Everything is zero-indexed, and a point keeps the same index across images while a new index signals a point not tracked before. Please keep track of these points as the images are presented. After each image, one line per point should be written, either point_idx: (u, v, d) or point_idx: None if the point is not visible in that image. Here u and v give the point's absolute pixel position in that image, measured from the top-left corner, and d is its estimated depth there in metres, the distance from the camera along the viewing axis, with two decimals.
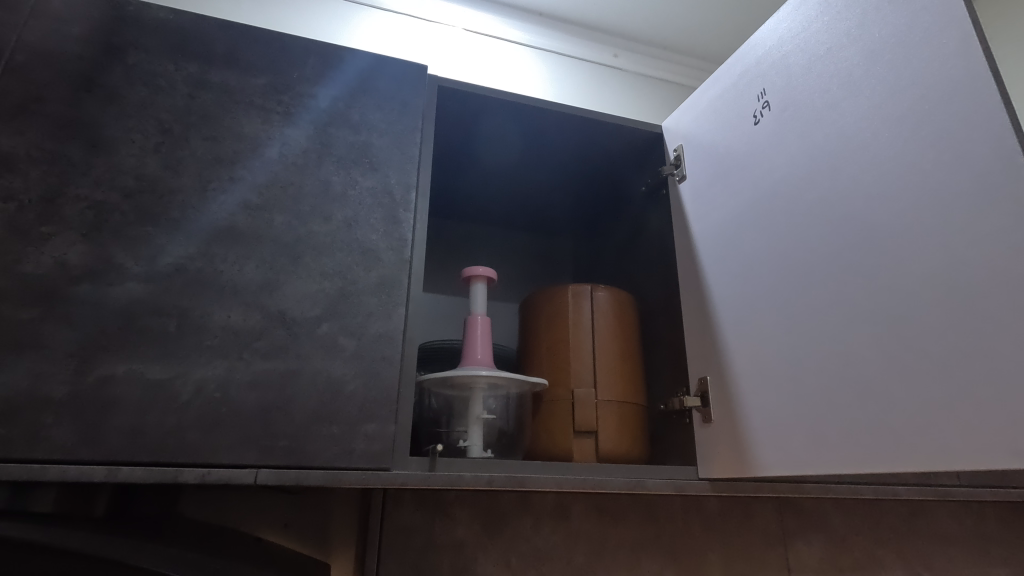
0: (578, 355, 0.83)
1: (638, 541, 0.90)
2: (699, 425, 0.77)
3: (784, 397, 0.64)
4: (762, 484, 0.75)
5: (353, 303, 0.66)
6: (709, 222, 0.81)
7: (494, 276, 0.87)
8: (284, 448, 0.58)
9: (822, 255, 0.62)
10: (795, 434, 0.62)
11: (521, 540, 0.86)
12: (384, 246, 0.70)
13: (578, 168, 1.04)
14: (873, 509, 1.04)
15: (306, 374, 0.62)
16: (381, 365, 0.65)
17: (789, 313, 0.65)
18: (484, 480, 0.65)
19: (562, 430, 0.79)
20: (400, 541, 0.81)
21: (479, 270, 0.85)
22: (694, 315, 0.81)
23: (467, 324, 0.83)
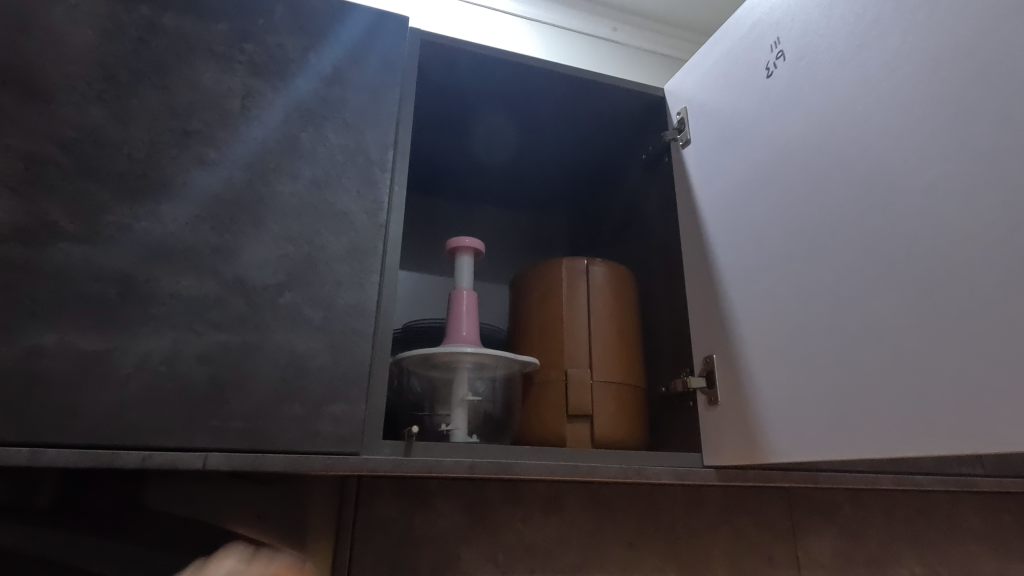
0: (572, 333, 0.76)
1: (633, 534, 0.84)
2: (703, 408, 0.70)
3: (799, 375, 0.57)
4: (774, 473, 0.68)
5: (322, 270, 0.60)
6: (716, 187, 0.74)
7: (481, 248, 0.80)
8: (239, 430, 0.52)
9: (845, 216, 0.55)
10: (814, 417, 0.55)
11: (509, 533, 0.80)
12: (357, 208, 0.63)
13: (574, 138, 0.97)
14: (886, 502, 0.97)
15: (267, 349, 0.55)
16: (352, 338, 0.58)
17: (805, 281, 0.58)
18: (465, 466, 0.59)
19: (554, 414, 0.72)
20: (377, 535, 0.76)
21: (466, 241, 0.78)
22: (699, 289, 0.74)
23: (452, 300, 0.76)
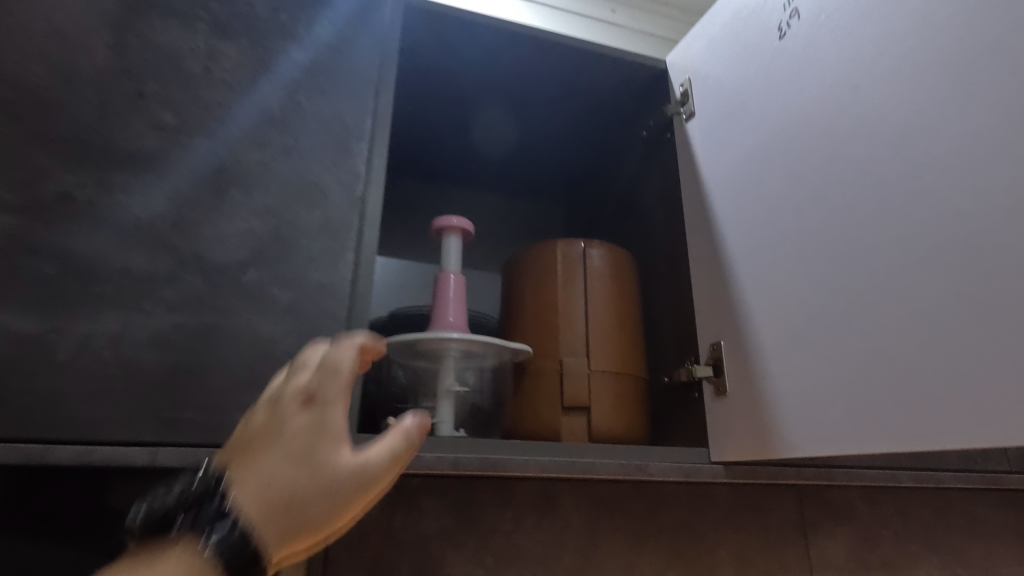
0: (568, 320, 0.71)
1: (635, 536, 0.73)
2: (710, 399, 0.65)
3: (817, 360, 0.52)
4: (786, 469, 0.63)
5: (291, 246, 0.54)
6: (723, 161, 0.68)
7: (471, 229, 0.73)
8: (193, 422, 0.46)
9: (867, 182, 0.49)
10: (834, 406, 0.50)
11: (498, 536, 0.69)
12: (332, 180, 0.58)
13: (570, 115, 0.92)
14: (915, 502, 0.86)
15: (226, 332, 0.49)
16: (323, 321, 0.53)
17: (822, 258, 0.53)
18: (448, 462, 0.54)
19: (548, 406, 0.67)
20: (347, 539, 0.64)
21: (454, 221, 0.72)
22: (704, 271, 0.68)
23: (438, 283, 0.70)
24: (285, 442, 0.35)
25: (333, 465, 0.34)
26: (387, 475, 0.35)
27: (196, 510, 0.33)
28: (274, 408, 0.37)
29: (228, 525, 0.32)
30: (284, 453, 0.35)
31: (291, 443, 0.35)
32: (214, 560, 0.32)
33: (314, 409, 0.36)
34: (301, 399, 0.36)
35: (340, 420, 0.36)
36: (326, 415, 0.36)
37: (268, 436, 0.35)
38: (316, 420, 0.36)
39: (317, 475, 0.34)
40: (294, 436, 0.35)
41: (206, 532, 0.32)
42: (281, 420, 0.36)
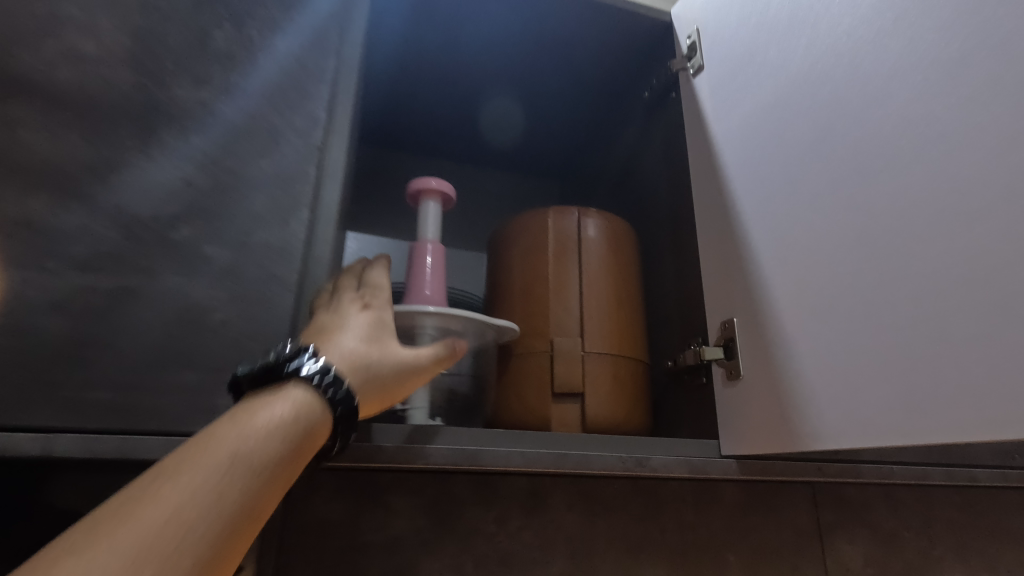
0: (561, 296, 0.63)
1: (634, 540, 0.66)
2: (720, 384, 0.57)
3: (850, 333, 0.43)
4: (806, 464, 0.56)
5: (234, 199, 0.46)
6: (736, 115, 0.60)
7: (451, 194, 0.66)
8: (105, 403, 0.38)
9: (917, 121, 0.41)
10: (871, 391, 0.41)
11: (480, 539, 0.62)
12: (285, 126, 0.50)
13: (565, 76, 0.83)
14: (937, 501, 0.79)
15: (151, 297, 0.41)
16: (270, 287, 0.44)
17: (858, 213, 0.44)
18: (418, 455, 0.46)
19: (537, 391, 0.59)
20: (306, 540, 0.57)
21: (432, 183, 0.64)
22: (713, 241, 0.60)
23: (414, 252, 0.62)
24: (353, 330, 0.41)
25: (398, 351, 0.42)
26: (428, 372, 0.45)
27: (298, 362, 0.36)
28: (333, 307, 0.43)
29: (331, 376, 0.37)
30: (357, 334, 0.41)
31: (360, 330, 0.41)
32: (325, 402, 0.36)
33: (371, 310, 0.43)
34: (359, 300, 0.44)
35: (393, 320, 0.45)
36: (383, 313, 0.44)
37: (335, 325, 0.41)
38: (378, 314, 0.43)
39: (387, 356, 0.41)
40: (363, 322, 0.42)
41: (314, 379, 0.36)
42: (347, 313, 0.42)
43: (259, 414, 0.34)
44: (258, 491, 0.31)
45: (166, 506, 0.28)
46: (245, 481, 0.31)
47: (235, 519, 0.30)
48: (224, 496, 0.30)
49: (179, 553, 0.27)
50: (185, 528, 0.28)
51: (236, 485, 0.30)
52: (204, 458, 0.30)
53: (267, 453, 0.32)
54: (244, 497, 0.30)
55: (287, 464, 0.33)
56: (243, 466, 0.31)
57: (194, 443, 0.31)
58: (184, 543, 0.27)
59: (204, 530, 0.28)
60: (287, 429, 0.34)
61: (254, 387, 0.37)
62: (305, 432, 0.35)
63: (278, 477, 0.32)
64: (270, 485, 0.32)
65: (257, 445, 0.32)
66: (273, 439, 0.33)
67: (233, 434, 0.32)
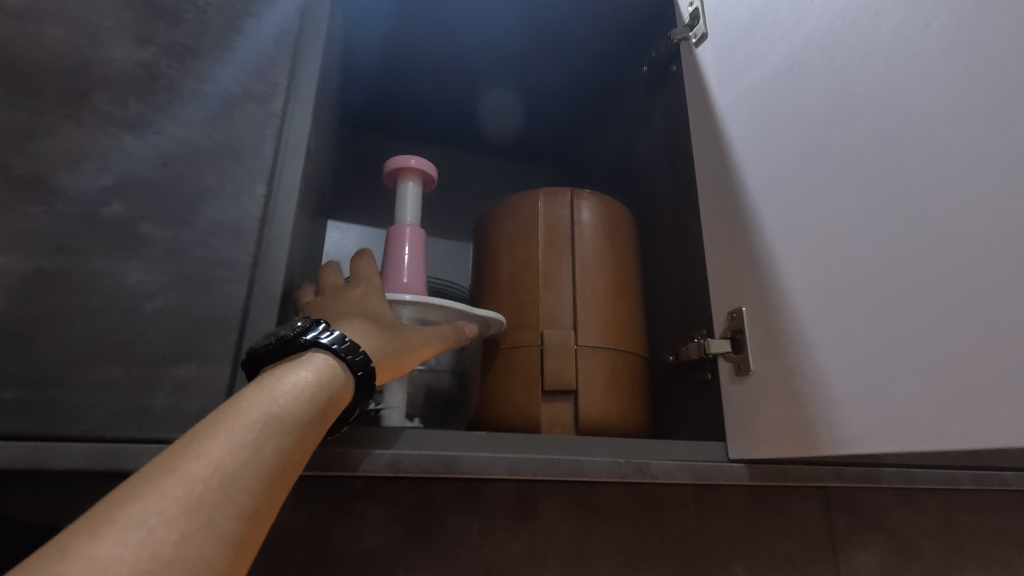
0: (551, 285, 0.57)
1: (633, 550, 0.61)
2: (727, 380, 0.52)
3: (877, 323, 0.38)
4: (822, 468, 0.51)
5: (176, 171, 0.40)
6: (744, 83, 0.54)
7: (433, 174, 0.60)
8: (18, 405, 0.33)
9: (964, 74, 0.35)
10: (906, 387, 0.36)
11: (464, 551, 0.57)
12: (237, 90, 0.44)
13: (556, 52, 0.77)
14: (956, 504, 0.74)
15: (75, 283, 0.36)
16: (216, 272, 0.39)
17: (885, 186, 0.38)
18: (388, 461, 0.41)
19: (525, 389, 0.54)
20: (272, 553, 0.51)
21: (411, 161, 0.58)
22: (718, 222, 0.55)
23: (390, 237, 0.56)
24: (355, 308, 0.43)
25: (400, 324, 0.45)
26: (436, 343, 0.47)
27: (314, 333, 0.38)
28: (332, 294, 0.45)
29: (348, 342, 0.38)
30: (362, 310, 0.43)
31: (362, 307, 0.43)
32: (345, 366, 0.37)
33: (366, 292, 0.46)
34: (355, 286, 0.46)
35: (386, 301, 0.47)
36: (379, 292, 0.46)
37: (337, 308, 0.43)
38: (375, 294, 0.46)
39: (392, 327, 0.43)
40: (364, 301, 0.44)
41: (332, 346, 0.38)
42: (347, 295, 0.45)
43: (286, 377, 0.34)
44: (293, 445, 0.32)
45: (210, 457, 0.28)
46: (281, 438, 0.31)
47: (273, 474, 0.30)
48: (263, 451, 0.30)
49: (227, 501, 0.27)
50: (230, 478, 0.28)
51: (272, 441, 0.30)
52: (240, 417, 0.30)
53: (298, 413, 0.33)
54: (281, 454, 0.31)
55: (314, 426, 0.34)
56: (278, 423, 0.31)
57: (226, 405, 0.31)
58: (231, 492, 0.28)
59: (247, 482, 0.28)
60: (313, 392, 0.34)
61: (271, 360, 0.37)
62: (329, 397, 0.35)
63: (308, 437, 0.33)
64: (301, 444, 0.32)
65: (289, 405, 0.32)
66: (302, 400, 0.33)
67: (262, 394, 0.32)
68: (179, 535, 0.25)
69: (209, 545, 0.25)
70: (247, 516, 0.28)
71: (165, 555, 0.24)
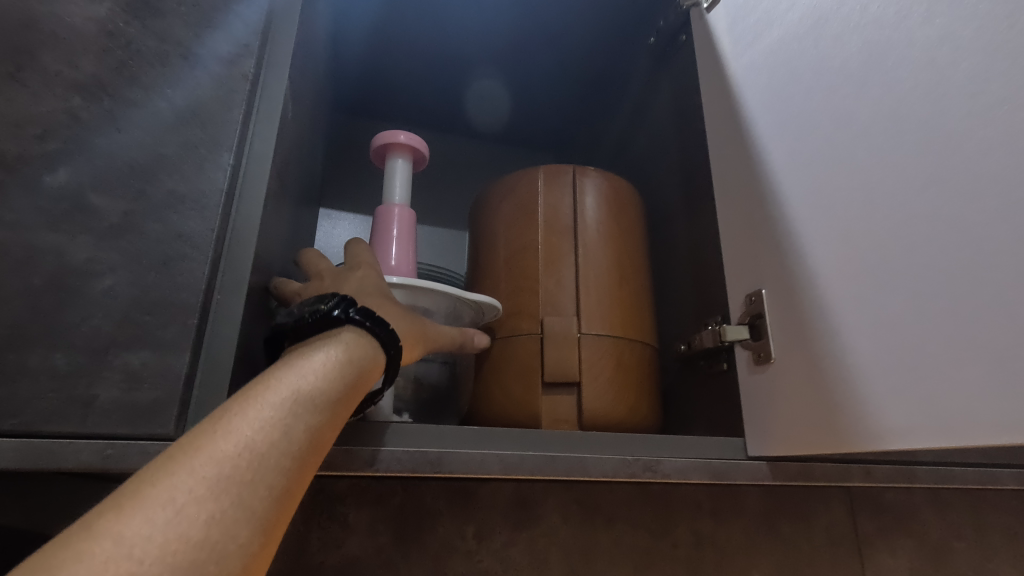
0: (553, 269, 0.53)
1: (642, 555, 0.56)
2: (744, 371, 0.47)
3: (919, 300, 0.33)
4: (851, 467, 0.46)
5: (132, 137, 0.36)
6: (762, 46, 0.49)
7: (424, 150, 0.55)
8: None
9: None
10: (959, 372, 0.31)
11: (459, 556, 0.52)
12: (202, 50, 0.40)
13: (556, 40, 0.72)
14: (991, 506, 0.69)
15: (10, 260, 0.32)
16: (175, 249, 0.35)
17: (930, 144, 0.34)
18: (368, 460, 0.37)
19: (524, 382, 0.50)
20: None
21: (400, 137, 0.54)
22: (734, 198, 0.50)
23: (378, 217, 0.52)
24: (365, 284, 0.39)
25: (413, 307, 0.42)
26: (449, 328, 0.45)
27: (340, 307, 0.34)
28: (331, 276, 0.41)
29: (376, 319, 0.35)
30: (373, 292, 0.39)
31: (372, 283, 0.40)
32: (374, 341, 0.34)
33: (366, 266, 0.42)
34: (356, 266, 0.41)
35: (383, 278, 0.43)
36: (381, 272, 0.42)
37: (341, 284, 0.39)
38: (379, 274, 0.41)
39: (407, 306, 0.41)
40: (372, 282, 0.40)
41: (361, 321, 0.34)
42: (350, 276, 0.40)
43: (316, 352, 0.31)
44: (328, 424, 0.28)
45: (238, 434, 0.25)
46: (314, 414, 0.28)
47: (305, 454, 0.27)
48: (294, 428, 0.27)
49: (257, 482, 0.24)
50: (261, 456, 0.25)
51: (304, 419, 0.27)
52: (270, 392, 0.27)
53: (331, 389, 0.29)
54: (315, 433, 0.27)
55: (347, 403, 0.30)
56: (310, 400, 0.28)
57: (255, 379, 0.28)
58: (262, 470, 0.25)
59: (279, 460, 0.25)
60: (345, 367, 0.31)
61: (297, 333, 0.34)
62: (362, 373, 0.32)
63: (341, 415, 0.29)
64: (334, 422, 0.29)
65: (320, 381, 0.29)
66: (334, 375, 0.30)
67: (294, 369, 0.29)
68: (207, 518, 0.22)
69: (241, 530, 0.23)
70: (280, 497, 0.25)
71: (193, 539, 0.21)
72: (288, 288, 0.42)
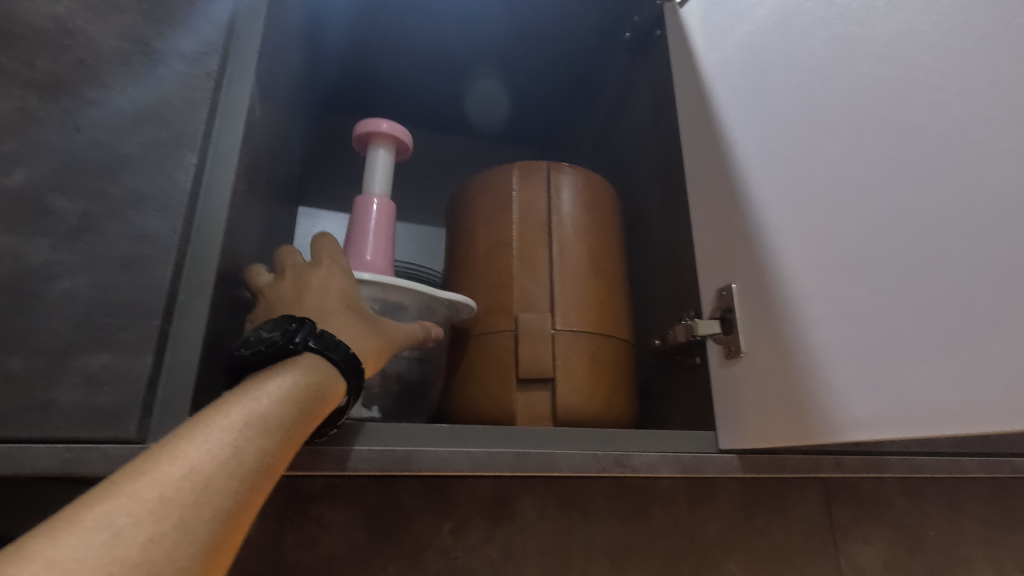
0: (528, 266, 0.53)
1: (619, 549, 0.57)
2: (716, 365, 0.47)
3: (878, 297, 0.34)
4: (822, 458, 0.47)
5: (91, 138, 0.36)
6: (733, 41, 0.49)
7: (408, 140, 0.55)
8: None
9: (982, 3, 0.31)
10: (919, 367, 0.31)
11: (435, 553, 0.53)
12: (164, 47, 0.39)
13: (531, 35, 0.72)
14: (964, 494, 0.70)
15: None
16: (137, 250, 0.34)
17: (890, 139, 0.34)
18: (335, 460, 0.37)
19: (498, 379, 0.50)
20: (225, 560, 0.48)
21: (383, 126, 0.54)
22: (707, 192, 0.50)
23: (356, 209, 0.52)
24: (328, 293, 0.38)
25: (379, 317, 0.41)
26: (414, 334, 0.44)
27: (298, 335, 0.33)
28: (293, 276, 0.39)
29: (336, 344, 0.34)
30: (337, 301, 0.38)
31: (337, 291, 0.39)
32: (333, 367, 0.33)
33: (331, 264, 0.40)
34: (319, 264, 0.40)
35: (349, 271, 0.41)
36: (345, 268, 0.41)
37: (304, 292, 0.38)
38: (343, 272, 0.40)
39: (371, 317, 0.40)
40: (336, 287, 0.39)
41: (319, 349, 0.33)
42: (313, 277, 0.39)
43: (272, 377, 0.31)
44: (281, 447, 0.28)
45: (186, 457, 0.25)
46: (266, 437, 0.28)
47: (255, 477, 0.27)
48: (244, 451, 0.27)
49: (202, 504, 0.24)
50: (207, 479, 0.25)
51: (256, 442, 0.27)
52: (221, 415, 0.27)
53: (285, 413, 0.29)
54: (266, 456, 0.28)
55: (301, 428, 0.30)
56: (262, 423, 0.28)
57: (207, 405, 0.28)
58: (208, 493, 0.24)
59: (227, 483, 0.25)
60: (301, 392, 0.31)
61: (258, 365, 0.33)
62: (319, 398, 0.32)
63: (295, 439, 0.30)
64: (287, 446, 0.29)
65: (273, 405, 0.29)
66: (290, 400, 0.30)
67: (247, 394, 0.29)
68: (146, 540, 0.22)
69: (182, 552, 0.22)
70: (226, 519, 0.25)
71: (129, 560, 0.21)
72: (261, 281, 0.41)
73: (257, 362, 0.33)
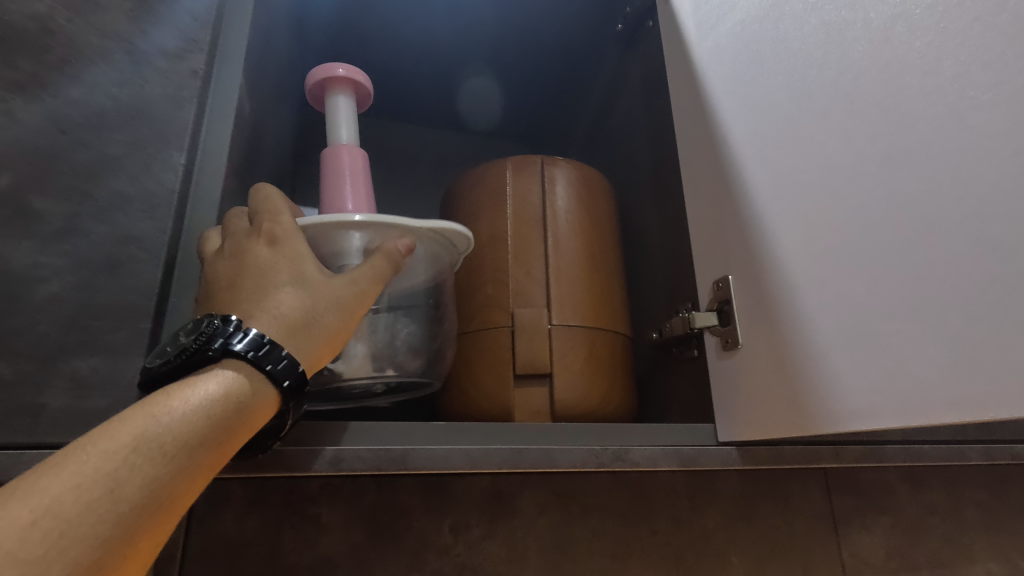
0: (522, 262, 0.53)
1: (618, 543, 0.57)
2: (713, 357, 0.47)
3: (875, 287, 0.34)
4: (821, 448, 0.47)
5: (72, 138, 0.35)
6: (724, 30, 0.49)
7: (364, 80, 0.49)
8: None
9: None
10: (917, 356, 0.31)
11: (434, 551, 0.52)
12: (148, 46, 0.38)
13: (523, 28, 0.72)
14: (964, 481, 0.70)
15: None
16: (123, 252, 0.34)
17: (884, 125, 0.34)
18: (331, 460, 0.37)
19: (496, 374, 0.49)
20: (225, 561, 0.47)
21: (339, 70, 0.47)
22: (701, 183, 0.49)
23: (325, 160, 0.45)
24: (264, 278, 0.32)
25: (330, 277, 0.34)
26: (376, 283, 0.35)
27: (219, 339, 0.29)
28: (232, 250, 0.33)
29: (267, 345, 0.30)
30: (277, 279, 0.32)
31: (273, 271, 0.32)
32: (263, 376, 0.30)
33: (269, 235, 0.33)
34: (260, 233, 0.33)
35: (296, 229, 0.34)
36: (290, 230, 0.34)
37: (240, 279, 0.32)
38: (285, 237, 0.34)
39: (320, 285, 0.33)
40: (274, 266, 0.32)
41: (245, 354, 0.29)
42: (251, 256, 0.33)
43: (181, 390, 0.27)
44: (177, 477, 0.25)
45: (43, 498, 0.22)
46: (158, 466, 0.25)
47: (134, 517, 0.23)
48: (123, 487, 0.24)
49: (54, 557, 0.21)
50: (63, 527, 0.22)
51: (139, 475, 0.24)
52: (102, 442, 0.24)
53: (187, 436, 0.26)
54: (155, 490, 0.24)
55: (213, 450, 0.27)
56: (154, 450, 0.25)
57: (97, 426, 0.25)
58: (63, 544, 0.22)
59: (92, 529, 0.22)
60: (215, 407, 0.27)
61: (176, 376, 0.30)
62: (241, 412, 0.28)
63: (201, 464, 0.26)
64: (189, 474, 0.26)
65: (172, 427, 0.26)
66: (197, 419, 0.27)
67: (145, 412, 0.26)
68: None
69: None
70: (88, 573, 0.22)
71: None
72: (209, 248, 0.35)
73: (173, 372, 0.30)
